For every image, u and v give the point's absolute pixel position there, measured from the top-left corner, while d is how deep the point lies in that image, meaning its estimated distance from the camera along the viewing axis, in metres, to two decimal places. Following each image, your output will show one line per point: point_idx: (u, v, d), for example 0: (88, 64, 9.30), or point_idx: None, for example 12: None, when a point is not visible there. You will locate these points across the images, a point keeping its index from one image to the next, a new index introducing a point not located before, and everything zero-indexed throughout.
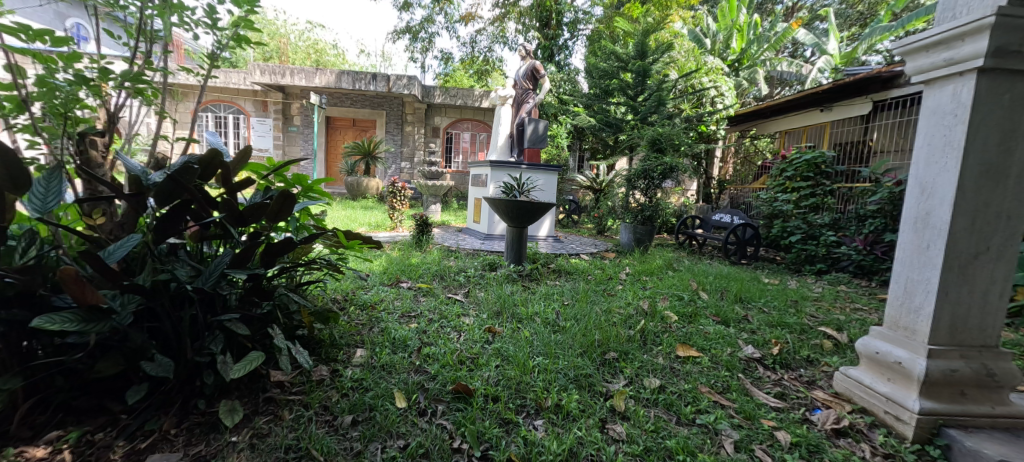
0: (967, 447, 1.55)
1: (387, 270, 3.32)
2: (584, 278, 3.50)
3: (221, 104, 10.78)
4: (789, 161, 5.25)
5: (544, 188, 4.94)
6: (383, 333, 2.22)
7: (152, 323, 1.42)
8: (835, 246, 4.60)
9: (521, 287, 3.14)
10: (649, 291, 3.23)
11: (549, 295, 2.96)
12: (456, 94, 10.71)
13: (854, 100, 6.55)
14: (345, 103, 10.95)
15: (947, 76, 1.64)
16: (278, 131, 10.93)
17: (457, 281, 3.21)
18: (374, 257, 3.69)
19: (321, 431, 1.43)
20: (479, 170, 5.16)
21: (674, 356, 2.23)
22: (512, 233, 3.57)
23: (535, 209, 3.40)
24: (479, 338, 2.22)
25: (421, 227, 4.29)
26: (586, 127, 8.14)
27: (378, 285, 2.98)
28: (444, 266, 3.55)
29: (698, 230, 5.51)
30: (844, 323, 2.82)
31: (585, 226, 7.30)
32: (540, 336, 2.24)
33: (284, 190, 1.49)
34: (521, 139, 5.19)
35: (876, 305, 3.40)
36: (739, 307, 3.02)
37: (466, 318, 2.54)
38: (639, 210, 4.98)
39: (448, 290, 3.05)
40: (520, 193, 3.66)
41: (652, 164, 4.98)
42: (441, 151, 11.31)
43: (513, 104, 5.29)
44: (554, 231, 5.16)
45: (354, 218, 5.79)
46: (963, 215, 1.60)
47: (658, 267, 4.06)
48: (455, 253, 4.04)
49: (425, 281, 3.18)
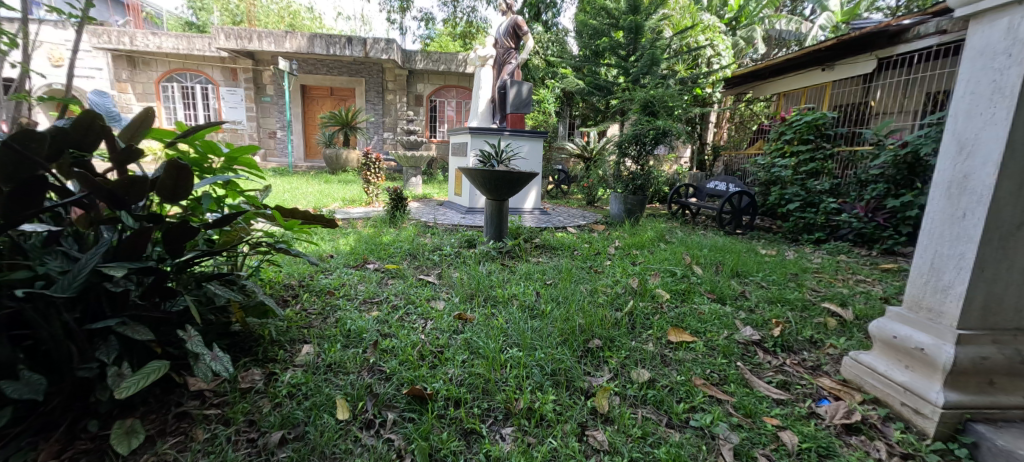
0: (998, 447, 1.34)
1: (355, 251, 3.04)
2: (569, 254, 3.24)
3: (187, 73, 10.24)
4: (789, 123, 4.94)
5: (528, 157, 4.61)
6: (337, 323, 1.95)
7: (18, 330, 1.14)
8: (838, 214, 4.31)
9: (499, 266, 2.88)
10: (640, 267, 2.99)
11: (530, 274, 2.71)
12: (438, 59, 10.10)
13: (858, 58, 6.16)
14: (321, 70, 10.40)
15: (1001, 7, 1.35)
16: (250, 101, 10.37)
17: (430, 261, 2.94)
18: (340, 237, 3.40)
19: (239, 456, 1.18)
20: (459, 138, 4.81)
21: (665, 342, 2.00)
22: (491, 207, 3.27)
23: (515, 180, 3.09)
24: (446, 327, 1.96)
25: (395, 202, 4.00)
26: (575, 91, 7.70)
27: (340, 267, 2.70)
28: (418, 243, 3.27)
29: (691, 199, 5.24)
30: (848, 297, 2.61)
31: (574, 197, 7.00)
32: (516, 324, 2.00)
33: (170, 163, 1.17)
34: (503, 103, 4.77)
35: (879, 276, 3.19)
36: (736, 282, 2.78)
37: (436, 302, 2.29)
38: (630, 179, 4.66)
39: (419, 271, 2.78)
40: (499, 161, 3.33)
41: (644, 128, 4.66)
42: (425, 120, 10.80)
43: (494, 65, 4.87)
44: (540, 203, 4.87)
45: (327, 193, 5.45)
46: (1010, 177, 1.34)
47: (649, 240, 3.81)
48: (431, 229, 3.75)
49: (395, 261, 2.91)
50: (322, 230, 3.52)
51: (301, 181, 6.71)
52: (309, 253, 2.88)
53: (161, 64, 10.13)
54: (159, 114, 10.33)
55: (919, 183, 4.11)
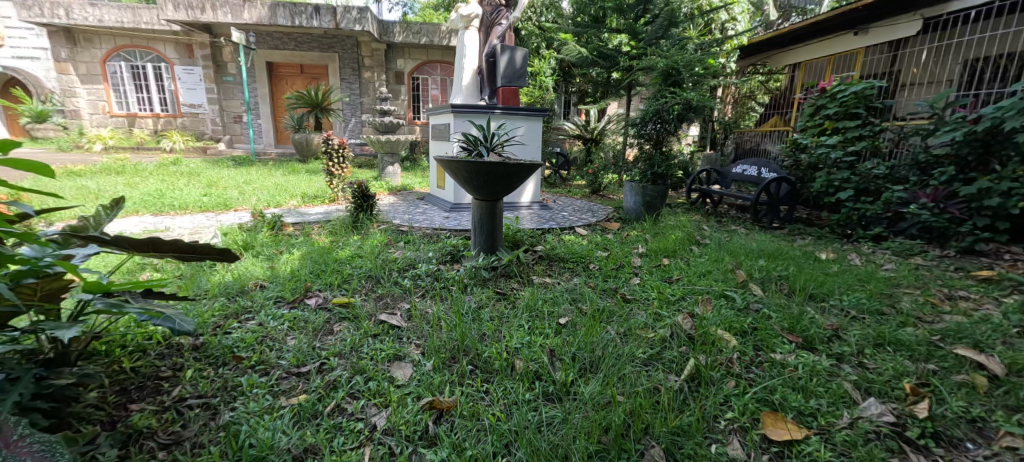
0: None
1: (297, 276, 2.23)
2: (585, 271, 2.47)
3: (137, 50, 9.19)
4: (831, 94, 4.16)
5: (525, 141, 3.79)
6: (221, 433, 1.16)
7: None
8: (901, 204, 3.56)
9: (493, 295, 2.09)
10: (682, 290, 2.23)
11: (537, 309, 1.93)
12: (420, 31, 9.10)
13: (899, 17, 5.32)
14: (289, 45, 9.35)
15: None
16: (210, 81, 9.35)
17: (398, 290, 2.13)
18: (283, 254, 2.58)
19: None
20: (440, 119, 3.96)
21: (759, 441, 1.26)
22: (479, 210, 2.45)
23: (509, 174, 2.26)
24: (406, 431, 1.20)
25: (359, 202, 3.18)
26: (574, 62, 6.81)
27: (264, 309, 1.87)
28: (384, 260, 2.45)
29: (716, 187, 4.46)
30: (978, 332, 1.88)
31: (575, 184, 6.17)
32: (522, 422, 1.22)
33: None
34: (492, 75, 3.90)
35: (982, 290, 2.47)
36: (817, 311, 2.03)
37: (398, 370, 1.51)
38: (648, 166, 3.83)
39: (380, 308, 1.98)
40: (490, 148, 2.46)
41: (665, 103, 3.81)
42: (407, 100, 9.82)
43: (481, 27, 3.97)
44: (540, 195, 4.07)
45: (286, 187, 4.60)
46: None
47: (679, 243, 3.04)
48: (404, 236, 2.94)
49: (348, 292, 2.10)
50: (258, 242, 2.68)
51: (259, 171, 5.80)
52: (228, 284, 2.07)
53: (106, 40, 9.05)
54: (108, 97, 9.26)
55: (998, 165, 3.38)
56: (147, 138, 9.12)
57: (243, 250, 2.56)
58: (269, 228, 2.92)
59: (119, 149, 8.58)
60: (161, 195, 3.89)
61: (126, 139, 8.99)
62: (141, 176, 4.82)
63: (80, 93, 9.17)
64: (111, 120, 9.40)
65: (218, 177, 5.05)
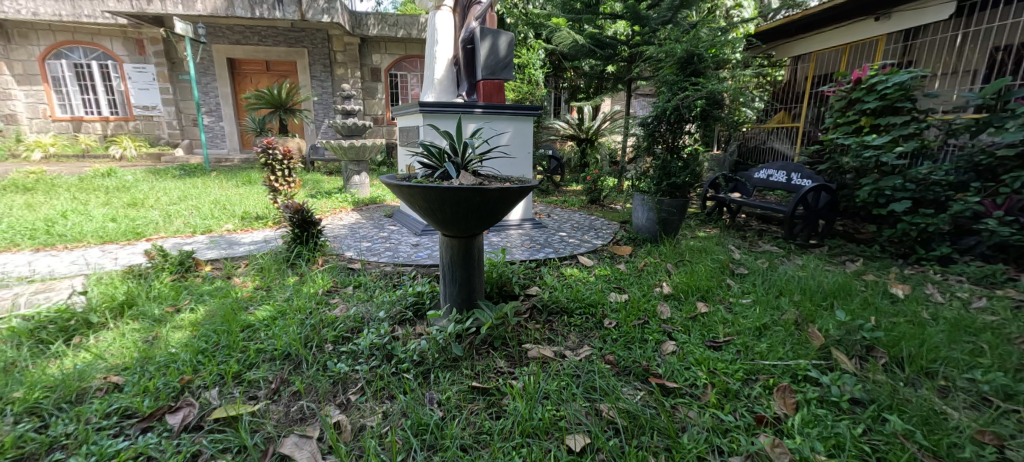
0: None
1: (176, 361, 1.50)
2: (598, 334, 1.77)
3: (80, 47, 8.28)
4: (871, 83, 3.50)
5: (512, 147, 3.09)
6: None
7: None
8: (969, 218, 2.93)
9: (469, 391, 1.38)
10: (742, 365, 1.54)
11: (535, 422, 1.23)
12: (396, 23, 8.35)
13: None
14: (251, 39, 8.52)
15: None
16: (165, 81, 8.50)
17: (325, 383, 1.42)
18: (177, 314, 1.85)
19: None
20: (408, 120, 3.22)
21: None
22: (449, 249, 1.74)
23: (489, 204, 1.54)
24: None
25: (300, 230, 2.45)
26: (566, 52, 6.11)
27: (90, 442, 1.15)
28: (315, 323, 1.73)
29: (736, 196, 3.82)
30: None
31: (571, 191, 5.50)
32: None
33: None
34: (471, 65, 3.17)
35: None
36: (948, 403, 1.36)
37: None
38: (666, 175, 3.19)
39: (289, 425, 1.27)
40: (466, 162, 1.72)
41: (685, 98, 3.07)
42: (385, 98, 9.04)
43: (455, 7, 3.24)
44: (532, 211, 3.42)
45: (228, 204, 3.84)
46: None
47: (711, 276, 2.37)
48: (354, 278, 2.22)
49: (245, 394, 1.37)
50: (146, 294, 1.94)
51: (207, 183, 5.02)
52: (56, 386, 1.34)
53: (44, 36, 8.14)
54: (49, 100, 8.35)
55: None
56: (94, 144, 8.22)
57: (118, 311, 1.82)
58: (170, 270, 2.17)
59: (61, 158, 7.69)
60: (57, 221, 3.10)
61: (69, 145, 8.08)
62: (52, 193, 4.01)
63: (17, 95, 8.24)
64: (54, 125, 8.47)
65: (150, 192, 4.25)
